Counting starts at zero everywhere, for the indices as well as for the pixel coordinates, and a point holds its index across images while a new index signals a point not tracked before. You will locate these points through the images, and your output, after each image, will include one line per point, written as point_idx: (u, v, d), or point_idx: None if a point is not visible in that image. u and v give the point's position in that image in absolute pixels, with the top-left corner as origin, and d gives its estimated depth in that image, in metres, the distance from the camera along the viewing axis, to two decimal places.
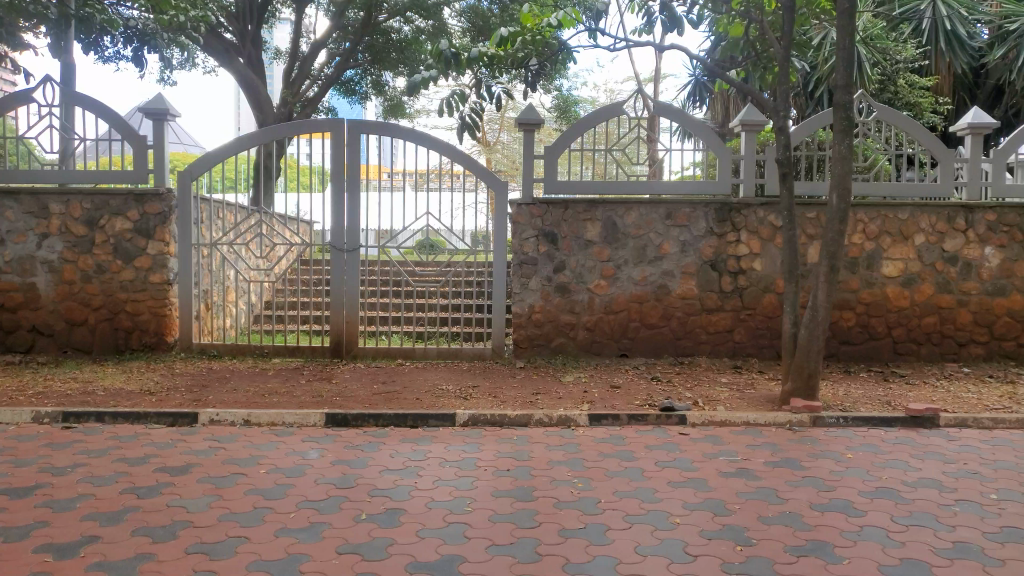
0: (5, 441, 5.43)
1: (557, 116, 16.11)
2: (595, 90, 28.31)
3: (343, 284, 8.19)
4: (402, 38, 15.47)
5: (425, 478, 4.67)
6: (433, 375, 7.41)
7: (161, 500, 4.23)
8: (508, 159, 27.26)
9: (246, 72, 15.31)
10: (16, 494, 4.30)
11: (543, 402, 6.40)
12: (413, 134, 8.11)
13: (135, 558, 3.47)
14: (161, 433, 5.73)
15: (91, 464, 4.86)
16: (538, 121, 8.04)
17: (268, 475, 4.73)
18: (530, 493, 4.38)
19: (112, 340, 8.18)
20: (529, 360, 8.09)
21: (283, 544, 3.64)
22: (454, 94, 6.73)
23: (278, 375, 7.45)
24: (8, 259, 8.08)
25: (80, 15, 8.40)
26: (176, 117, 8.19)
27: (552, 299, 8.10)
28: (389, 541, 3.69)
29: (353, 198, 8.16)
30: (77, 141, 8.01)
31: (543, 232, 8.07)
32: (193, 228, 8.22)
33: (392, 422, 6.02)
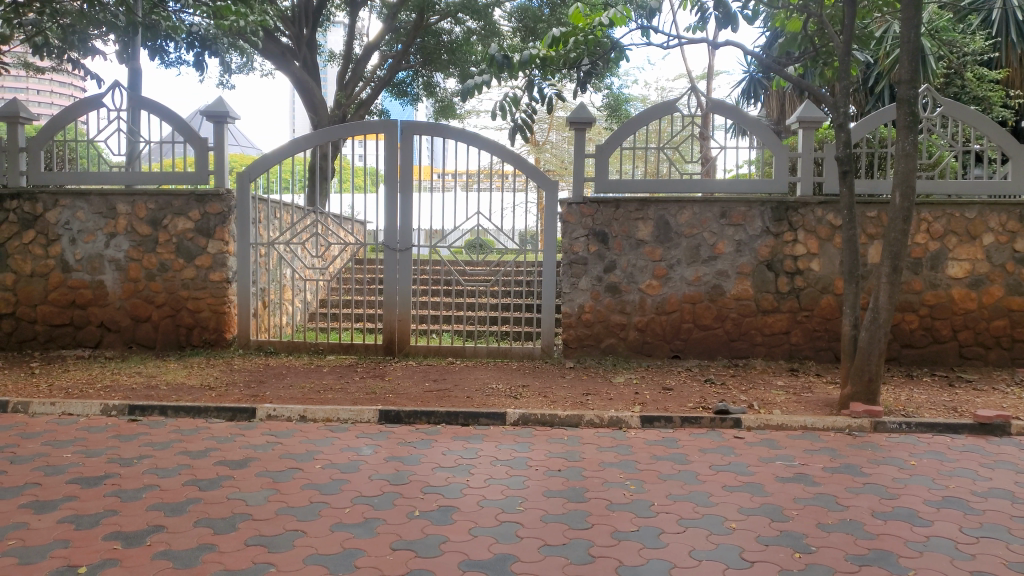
0: (76, 432, 5.64)
1: (608, 115, 16.02)
2: (647, 88, 28.08)
3: (395, 284, 8.27)
4: (454, 40, 15.57)
5: (477, 476, 4.69)
6: (483, 374, 7.44)
7: (222, 493, 4.34)
8: (557, 159, 27.28)
9: (302, 75, 15.61)
10: (86, 483, 4.47)
11: (594, 403, 6.36)
12: (464, 134, 8.14)
13: (198, 548, 3.56)
14: (221, 427, 5.88)
15: (156, 457, 5.02)
16: (590, 120, 7.99)
17: (324, 470, 4.81)
18: (583, 493, 4.37)
19: (174, 337, 8.44)
20: (580, 361, 8.06)
21: (339, 539, 3.70)
22: (506, 96, 6.74)
23: (333, 372, 7.59)
24: (79, 258, 8.40)
25: (146, 22, 8.63)
26: (235, 119, 8.41)
27: (603, 299, 8.05)
28: (443, 539, 3.72)
29: (406, 199, 8.25)
30: (143, 144, 8.28)
31: (594, 231, 8.02)
32: (251, 228, 8.42)
33: (444, 420, 6.06)
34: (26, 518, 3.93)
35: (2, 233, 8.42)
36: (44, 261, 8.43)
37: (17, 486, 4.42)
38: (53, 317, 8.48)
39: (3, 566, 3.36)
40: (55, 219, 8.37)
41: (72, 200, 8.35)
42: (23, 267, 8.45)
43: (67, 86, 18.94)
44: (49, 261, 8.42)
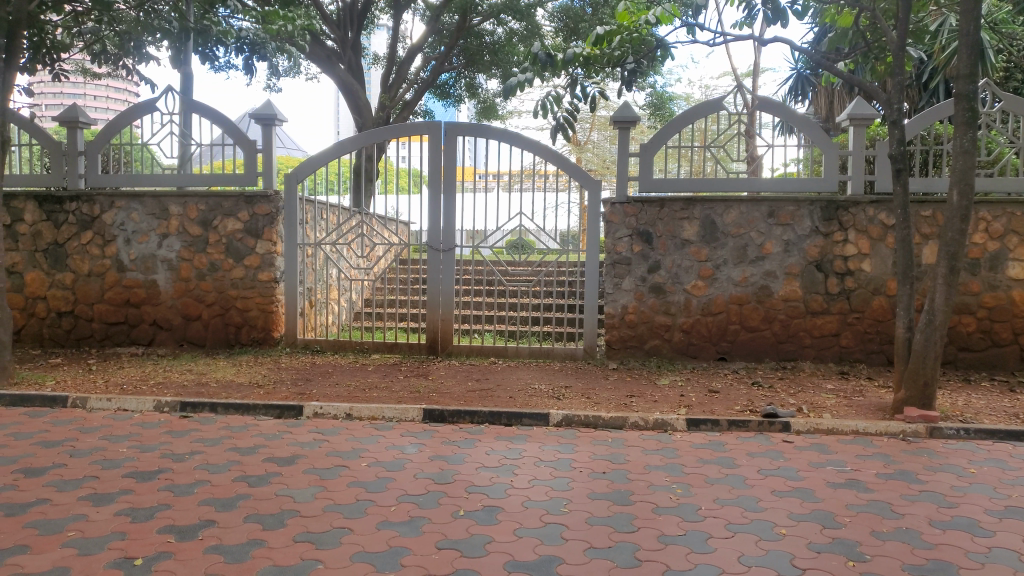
0: (131, 427, 5.80)
1: (651, 113, 15.89)
2: (691, 87, 27.79)
3: (438, 284, 8.32)
4: (496, 40, 15.59)
5: (521, 476, 4.69)
6: (525, 374, 7.44)
7: (271, 489, 4.41)
8: (598, 159, 27.19)
9: (347, 77, 15.79)
10: (141, 477, 4.58)
11: (638, 404, 6.31)
12: (506, 134, 8.15)
13: (249, 544, 3.63)
14: (270, 424, 5.99)
15: (206, 453, 5.13)
16: (634, 118, 7.92)
17: (370, 468, 4.85)
18: (629, 496, 4.33)
19: (224, 335, 8.62)
20: (623, 362, 7.99)
21: (386, 536, 3.73)
22: (549, 95, 6.72)
23: (378, 371, 7.65)
24: (133, 258, 8.63)
25: (199, 27, 8.82)
26: (283, 121, 8.55)
27: (647, 300, 7.98)
28: (488, 539, 3.72)
29: (449, 200, 8.28)
30: (194, 146, 8.48)
31: (638, 231, 7.95)
32: (299, 228, 8.57)
33: (487, 420, 6.07)
34: (84, 510, 4.04)
35: (62, 233, 8.70)
36: (101, 261, 8.68)
37: (76, 479, 4.55)
38: (108, 316, 8.73)
39: (64, 557, 3.46)
40: (111, 220, 8.62)
41: (127, 202, 8.58)
42: (81, 267, 8.71)
43: (123, 91, 19.56)
44: (105, 261, 8.67)
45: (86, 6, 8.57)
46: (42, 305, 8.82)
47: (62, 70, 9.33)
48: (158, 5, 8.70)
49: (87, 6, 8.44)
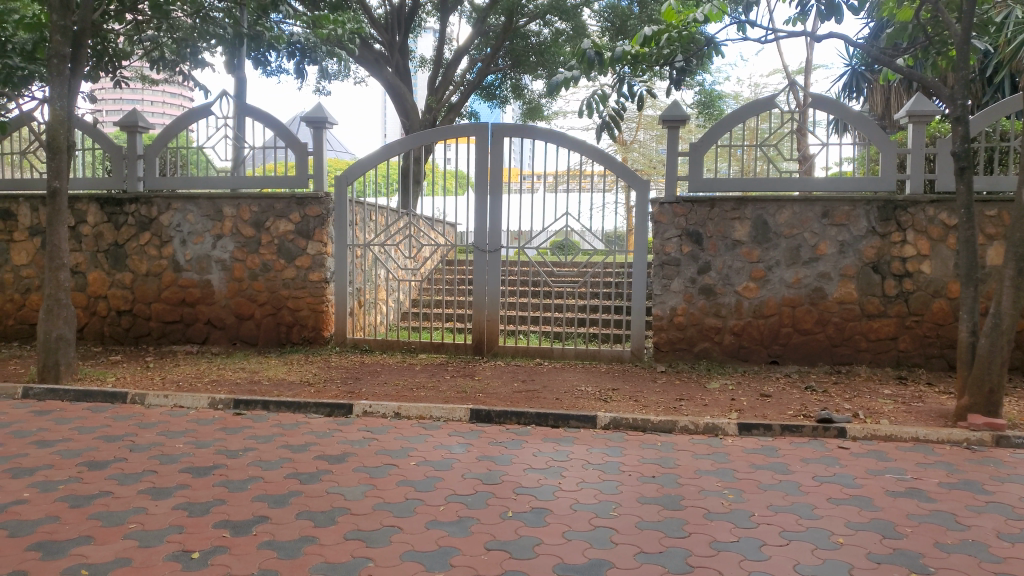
0: (187, 424, 5.94)
1: (699, 112, 15.67)
2: (739, 85, 27.34)
3: (484, 285, 8.32)
4: (542, 41, 15.54)
5: (569, 479, 4.65)
6: (572, 376, 7.40)
7: (321, 487, 4.46)
8: (645, 159, 26.96)
9: (394, 80, 15.96)
10: (196, 473, 4.69)
11: (688, 408, 6.21)
12: (553, 135, 8.13)
13: (301, 540, 3.67)
14: (320, 422, 6.07)
15: (259, 449, 5.22)
16: (684, 117, 7.80)
17: (418, 467, 4.88)
18: (679, 501, 4.26)
19: (275, 334, 8.78)
20: (671, 365, 7.89)
21: (435, 536, 3.75)
22: (595, 94, 6.68)
23: (425, 371, 7.70)
24: (189, 258, 8.85)
25: (251, 32, 8.99)
26: (333, 124, 8.67)
27: (696, 301, 7.86)
28: (537, 541, 3.70)
29: (495, 200, 8.29)
30: (247, 149, 8.67)
31: (688, 231, 7.84)
32: (349, 229, 8.70)
33: (534, 421, 6.05)
34: (144, 503, 4.15)
35: (121, 234, 8.97)
36: (158, 262, 8.92)
37: (135, 473, 4.68)
38: (165, 314, 8.97)
39: (125, 549, 3.56)
40: (168, 222, 8.85)
41: (183, 203, 8.81)
42: (139, 267, 8.97)
43: (178, 96, 20.16)
44: (162, 261, 8.91)
45: (146, 15, 8.82)
46: (103, 304, 9.10)
47: (122, 77, 9.61)
48: (214, 12, 8.89)
49: (147, 15, 8.67)
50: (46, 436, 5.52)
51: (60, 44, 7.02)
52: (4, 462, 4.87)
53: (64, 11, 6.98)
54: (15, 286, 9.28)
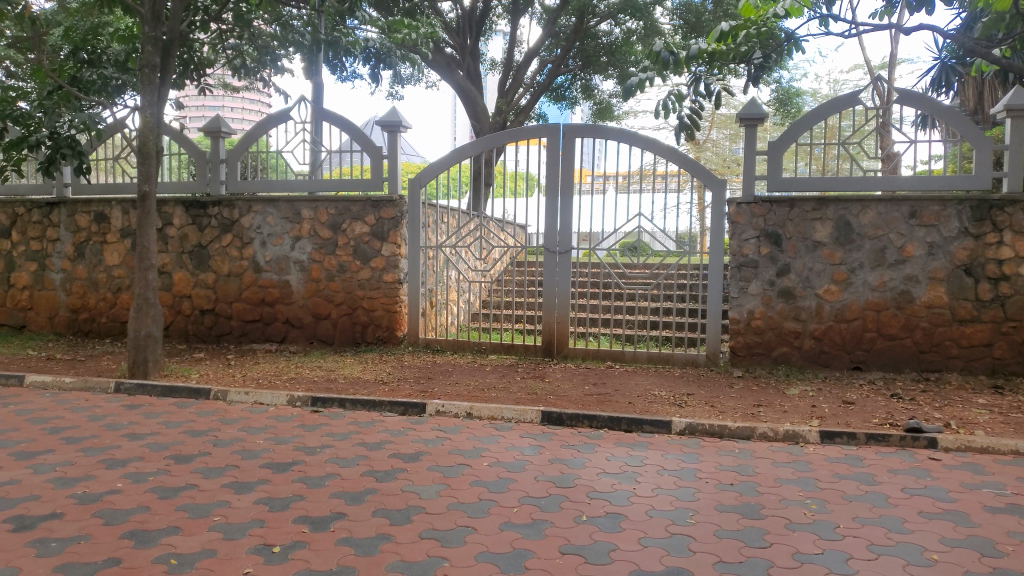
0: (267, 420, 6.11)
1: (776, 109, 15.24)
2: (817, 81, 26.47)
3: (554, 286, 8.28)
4: (613, 41, 15.39)
5: (644, 484, 4.57)
6: (645, 380, 7.28)
7: (397, 484, 4.52)
8: (718, 158, 26.40)
9: (465, 83, 16.12)
10: (277, 468, 4.82)
11: (767, 415, 6.03)
12: (624, 135, 8.04)
13: (377, 538, 3.72)
14: (394, 421, 6.15)
15: (336, 447, 5.32)
16: (762, 115, 7.56)
17: (491, 468, 4.89)
18: (759, 510, 4.13)
19: (351, 334, 8.97)
20: (748, 370, 7.67)
21: (509, 538, 3.73)
22: (670, 95, 6.56)
23: (495, 371, 7.73)
24: (269, 259, 9.12)
25: (329, 40, 9.10)
26: (407, 127, 8.80)
27: (775, 305, 7.64)
28: (612, 546, 3.64)
29: (566, 202, 8.24)
30: (324, 153, 8.90)
31: (766, 232, 7.63)
32: (421, 231, 8.84)
33: (607, 425, 5.97)
34: (227, 497, 4.29)
35: (205, 236, 9.32)
36: (239, 263, 9.22)
37: (219, 467, 4.84)
38: (246, 314, 9.27)
39: (210, 540, 3.67)
40: (249, 224, 9.15)
41: (263, 206, 9.09)
42: (222, 268, 9.29)
43: (257, 103, 20.88)
44: (244, 262, 9.21)
45: (229, 24, 9.12)
46: (188, 303, 9.47)
47: (207, 84, 9.97)
48: (293, 20, 9.31)
49: (230, 24, 8.99)
50: (136, 429, 5.77)
51: (150, 54, 7.36)
52: (99, 454, 5.12)
53: (155, 23, 7.33)
54: (108, 285, 9.76)
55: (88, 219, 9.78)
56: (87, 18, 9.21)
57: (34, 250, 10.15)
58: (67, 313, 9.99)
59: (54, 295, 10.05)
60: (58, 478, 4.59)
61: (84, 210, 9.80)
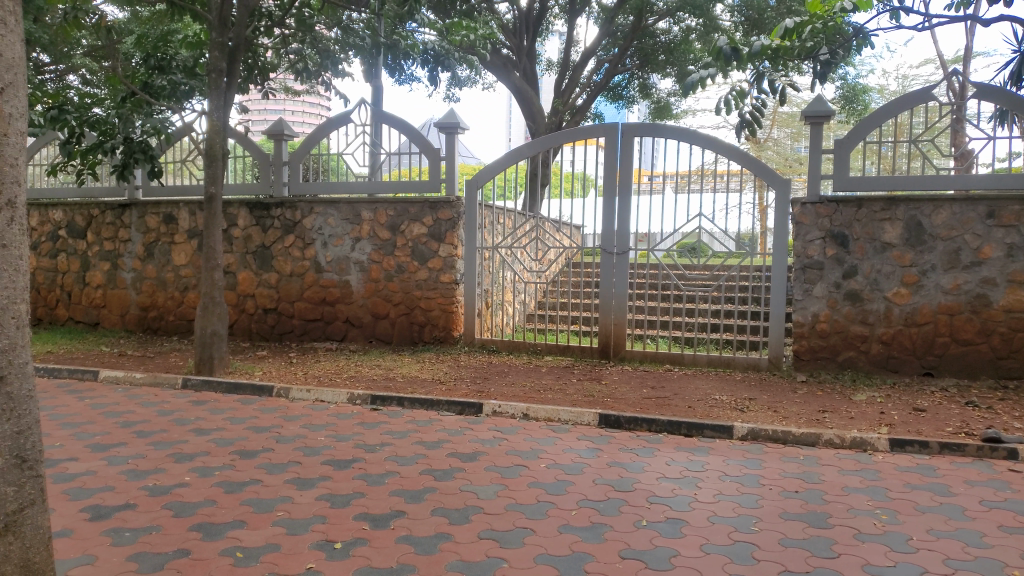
0: (328, 417, 6.21)
1: (842, 107, 14.83)
2: (885, 77, 25.63)
3: (611, 287, 8.20)
4: (672, 39, 15.21)
5: (705, 490, 4.48)
6: (704, 384, 7.15)
7: (455, 484, 4.54)
8: (779, 157, 25.85)
9: (522, 84, 16.15)
10: (338, 465, 4.89)
11: (832, 421, 5.85)
12: (683, 134, 7.93)
13: (436, 537, 3.73)
14: (452, 420, 6.18)
15: (396, 445, 5.38)
16: (829, 112, 7.34)
17: (549, 470, 4.86)
18: (826, 519, 4.00)
19: (409, 334, 9.07)
20: (812, 374, 7.46)
21: (568, 541, 3.70)
22: (732, 91, 6.42)
23: (551, 373, 7.71)
24: (330, 260, 9.29)
25: (389, 42, 9.17)
26: (465, 129, 8.85)
27: (841, 308, 7.42)
28: (673, 552, 3.58)
29: (624, 202, 8.15)
30: (384, 155, 9.02)
31: (832, 233, 7.40)
32: (478, 232, 8.88)
33: (666, 429, 5.87)
34: (290, 492, 4.37)
35: (268, 237, 9.54)
36: (301, 263, 9.41)
37: (282, 463, 4.94)
38: (307, 313, 9.45)
39: (274, 535, 3.75)
40: (311, 225, 9.33)
41: (324, 208, 9.26)
42: (284, 268, 9.49)
43: (317, 105, 21.32)
44: (305, 262, 9.40)
45: (292, 29, 9.35)
46: (251, 302, 9.71)
47: (270, 89, 10.21)
48: (354, 24, 9.46)
49: (293, 29, 9.23)
50: (203, 425, 5.94)
51: (217, 59, 7.58)
52: (168, 448, 5.28)
53: (222, 29, 7.55)
54: (175, 284, 10.09)
55: (158, 220, 10.13)
56: (158, 25, 9.56)
57: (107, 250, 10.56)
58: (138, 311, 10.36)
59: (126, 293, 10.44)
60: (130, 470, 4.75)
61: (153, 211, 10.15)
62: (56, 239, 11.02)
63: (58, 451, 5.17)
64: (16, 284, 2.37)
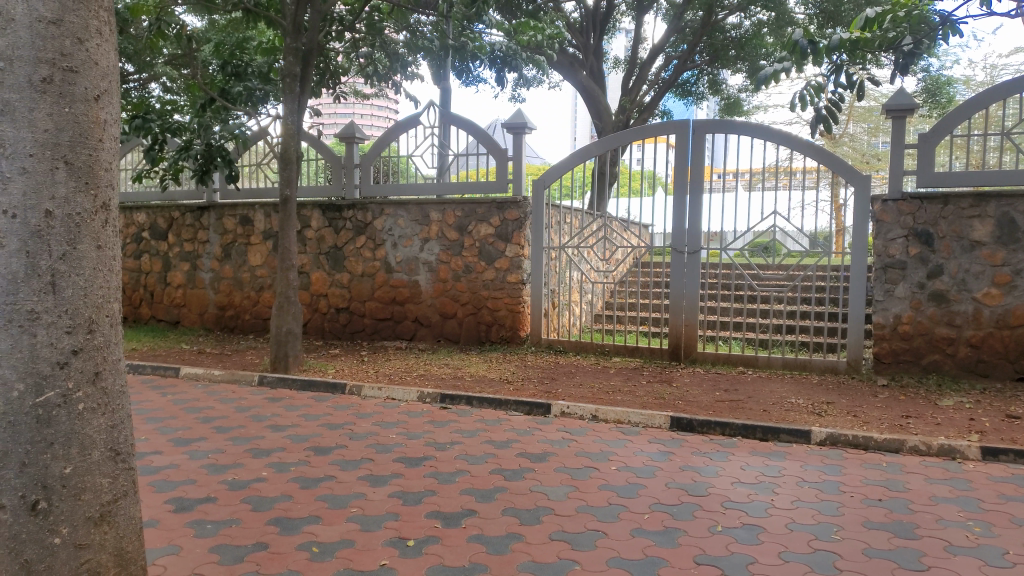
0: (399, 415, 6.29)
1: (924, 100, 14.21)
2: (970, 67, 24.43)
3: (682, 288, 8.04)
4: (743, 34, 14.86)
5: (783, 496, 4.34)
6: (780, 387, 6.94)
7: (525, 485, 4.53)
8: (855, 153, 25.01)
9: (588, 82, 16.06)
10: (409, 463, 4.95)
11: (917, 427, 5.60)
12: (754, 129, 7.73)
13: (508, 537, 3.73)
14: (520, 420, 6.17)
15: (465, 444, 5.41)
16: (912, 106, 7.03)
17: (620, 472, 4.80)
18: (913, 530, 3.82)
19: (476, 333, 9.12)
20: (894, 378, 7.15)
21: (641, 545, 3.64)
22: (808, 86, 6.21)
23: (620, 374, 7.63)
24: (399, 260, 9.43)
25: (457, 44, 9.18)
26: (532, 129, 8.85)
27: (925, 309, 7.10)
28: (750, 559, 3.48)
29: (695, 200, 7.99)
30: (451, 157, 9.14)
31: (915, 231, 7.09)
32: (544, 232, 8.86)
33: (740, 433, 5.73)
34: (363, 489, 4.44)
35: (340, 238, 9.73)
36: (372, 263, 9.58)
37: (355, 460, 5.02)
38: (377, 312, 9.62)
39: (348, 531, 3.81)
40: (381, 226, 9.49)
41: (394, 209, 9.40)
42: (356, 268, 9.67)
43: (385, 109, 21.71)
44: (376, 263, 9.56)
45: (362, 32, 9.52)
46: (324, 302, 9.93)
47: (341, 92, 10.42)
48: (423, 27, 9.57)
49: (362, 32, 9.38)
50: (278, 421, 6.10)
51: (291, 65, 7.80)
52: (246, 443, 5.44)
53: (296, 34, 7.76)
54: (252, 284, 10.42)
55: (235, 222, 10.49)
56: (235, 33, 9.88)
57: (187, 251, 10.98)
58: (216, 310, 10.74)
59: (205, 293, 10.83)
60: (210, 465, 4.92)
61: (230, 214, 10.51)
62: (139, 240, 11.51)
63: (144, 444, 5.40)
64: (111, 284, 2.47)
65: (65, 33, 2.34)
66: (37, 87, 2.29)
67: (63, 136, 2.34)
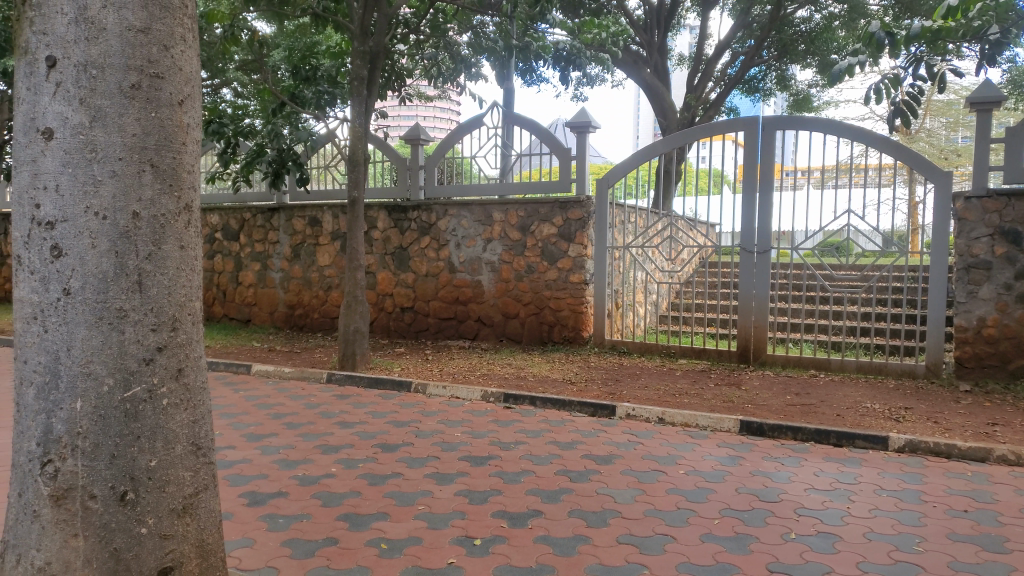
0: (463, 414, 6.33)
1: (1009, 92, 13.59)
2: None
3: (751, 288, 7.85)
4: (813, 28, 14.44)
5: (859, 504, 4.19)
6: (854, 392, 6.70)
7: (591, 487, 4.49)
8: (932, 148, 24.00)
9: (652, 80, 15.86)
10: (475, 461, 4.97)
11: (1004, 435, 5.32)
12: (826, 125, 7.51)
13: (574, 538, 3.71)
14: (585, 422, 6.13)
15: (529, 444, 5.39)
16: (998, 98, 6.68)
17: (688, 476, 4.71)
18: (1001, 543, 3.63)
19: (539, 333, 9.11)
20: (978, 383, 6.82)
21: (711, 551, 3.56)
22: (885, 79, 5.96)
23: (686, 376, 7.50)
24: (463, 260, 9.50)
25: (520, 44, 9.19)
26: (596, 128, 8.79)
27: (1012, 311, 6.75)
28: (826, 568, 3.36)
29: (765, 198, 7.79)
30: (514, 157, 9.13)
31: (1002, 230, 6.75)
32: (608, 232, 8.79)
33: (813, 438, 5.55)
34: (430, 487, 4.48)
35: (405, 238, 9.86)
36: (436, 263, 9.67)
37: (421, 458, 5.07)
38: (441, 312, 9.71)
39: (416, 528, 3.84)
40: (445, 226, 9.57)
41: (458, 210, 9.47)
42: (420, 268, 9.78)
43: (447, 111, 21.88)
44: (440, 262, 9.65)
45: (426, 34, 9.61)
46: (389, 301, 10.07)
47: (407, 94, 10.56)
48: (487, 28, 9.60)
49: (427, 34, 9.47)
50: (346, 418, 6.22)
51: (359, 67, 7.95)
52: (315, 439, 5.56)
53: (363, 37, 7.89)
54: (320, 283, 10.67)
55: (303, 223, 10.75)
56: (303, 38, 10.11)
57: (257, 251, 11.30)
58: (285, 309, 11.03)
59: (274, 292, 11.14)
60: (281, 460, 5.04)
61: (299, 215, 10.78)
62: (213, 241, 11.90)
63: (219, 439, 5.58)
64: (193, 283, 2.54)
65: (153, 40, 2.43)
66: (126, 93, 2.38)
67: (150, 140, 2.42)
